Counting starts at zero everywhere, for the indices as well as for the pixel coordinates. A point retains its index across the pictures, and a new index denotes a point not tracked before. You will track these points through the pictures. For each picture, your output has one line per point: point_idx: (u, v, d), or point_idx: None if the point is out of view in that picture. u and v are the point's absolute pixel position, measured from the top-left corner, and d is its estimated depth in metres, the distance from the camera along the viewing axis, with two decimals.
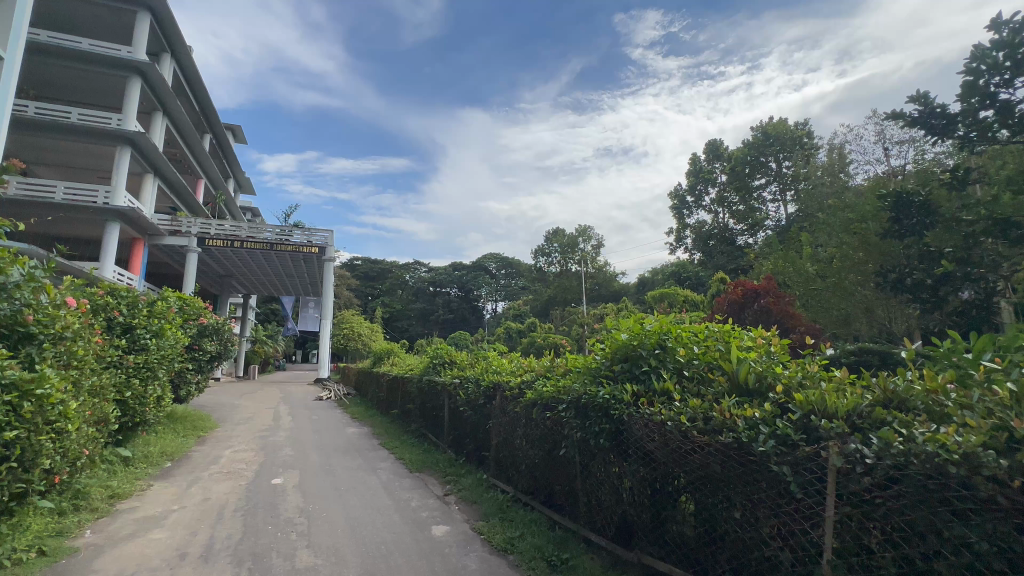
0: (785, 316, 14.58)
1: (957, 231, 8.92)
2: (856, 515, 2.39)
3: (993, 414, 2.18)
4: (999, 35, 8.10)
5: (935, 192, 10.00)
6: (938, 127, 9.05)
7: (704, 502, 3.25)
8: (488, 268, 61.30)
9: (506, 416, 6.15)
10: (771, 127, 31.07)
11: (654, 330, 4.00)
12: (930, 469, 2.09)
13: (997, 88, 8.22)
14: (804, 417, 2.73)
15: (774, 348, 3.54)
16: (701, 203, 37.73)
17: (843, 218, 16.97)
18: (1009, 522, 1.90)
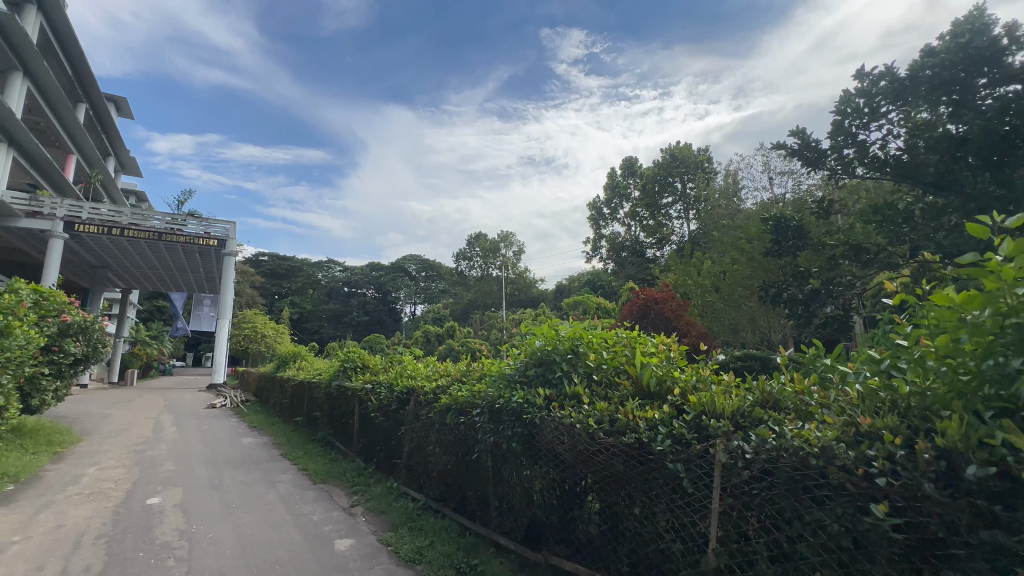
0: (682, 322, 16.06)
1: (824, 252, 10.34)
2: (736, 505, 2.63)
3: (845, 412, 2.53)
4: (861, 85, 9.56)
5: (807, 218, 11.50)
6: (811, 159, 10.41)
7: (607, 500, 3.41)
8: (408, 270, 59.73)
9: (419, 421, 6.00)
10: (678, 150, 33.84)
11: (568, 336, 4.15)
12: (796, 462, 2.36)
13: (857, 129, 9.66)
14: (696, 418, 2.98)
15: (673, 354, 3.83)
16: (615, 216, 40.03)
17: (735, 237, 18.84)
18: (854, 505, 2.18)
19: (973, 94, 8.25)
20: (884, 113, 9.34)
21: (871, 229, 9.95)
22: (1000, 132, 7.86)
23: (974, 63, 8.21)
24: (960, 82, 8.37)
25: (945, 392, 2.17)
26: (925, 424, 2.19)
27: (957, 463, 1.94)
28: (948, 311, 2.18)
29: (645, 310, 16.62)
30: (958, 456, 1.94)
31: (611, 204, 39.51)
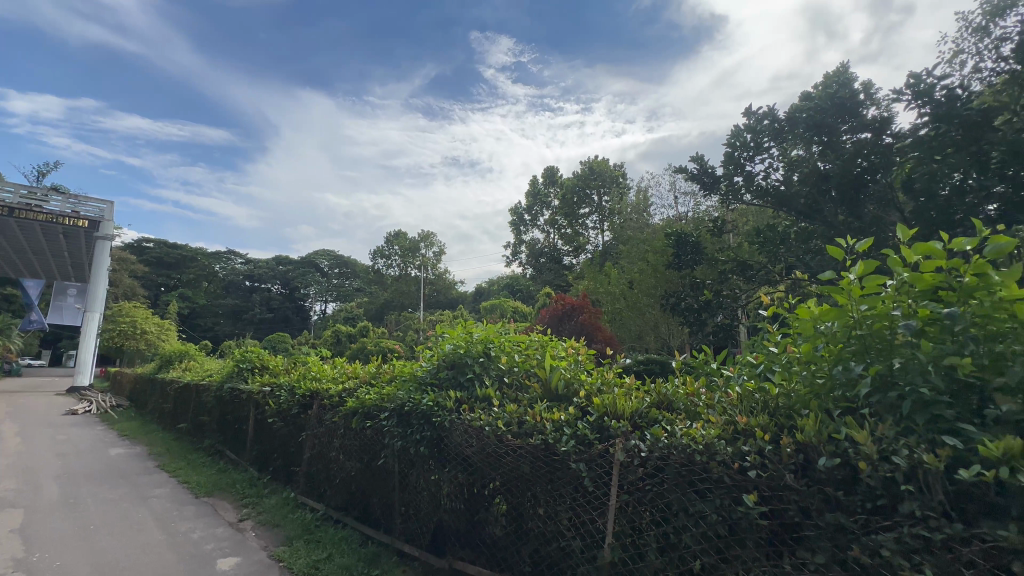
0: (595, 329, 16.67)
1: (716, 267, 11.44)
2: (631, 501, 2.78)
3: (726, 411, 2.78)
4: (748, 121, 10.73)
5: (703, 235, 12.65)
6: (707, 184, 11.50)
7: (514, 502, 3.45)
8: (319, 266, 56.34)
9: (322, 427, 5.63)
10: (596, 164, 35.58)
11: (481, 339, 4.17)
12: (684, 458, 2.56)
13: (745, 161, 10.83)
14: (599, 419, 3.13)
15: (581, 357, 3.99)
16: (536, 223, 41.10)
17: (643, 249, 20.20)
18: (730, 496, 2.39)
19: (836, 138, 9.62)
20: (767, 148, 10.55)
21: (754, 248, 11.17)
22: (856, 170, 9.24)
23: (839, 111, 9.56)
24: (827, 127, 9.67)
25: (807, 393, 2.49)
26: (789, 421, 2.48)
27: (811, 455, 2.23)
28: (810, 322, 2.51)
29: (563, 315, 17.39)
30: (813, 448, 2.22)
31: (532, 211, 40.58)
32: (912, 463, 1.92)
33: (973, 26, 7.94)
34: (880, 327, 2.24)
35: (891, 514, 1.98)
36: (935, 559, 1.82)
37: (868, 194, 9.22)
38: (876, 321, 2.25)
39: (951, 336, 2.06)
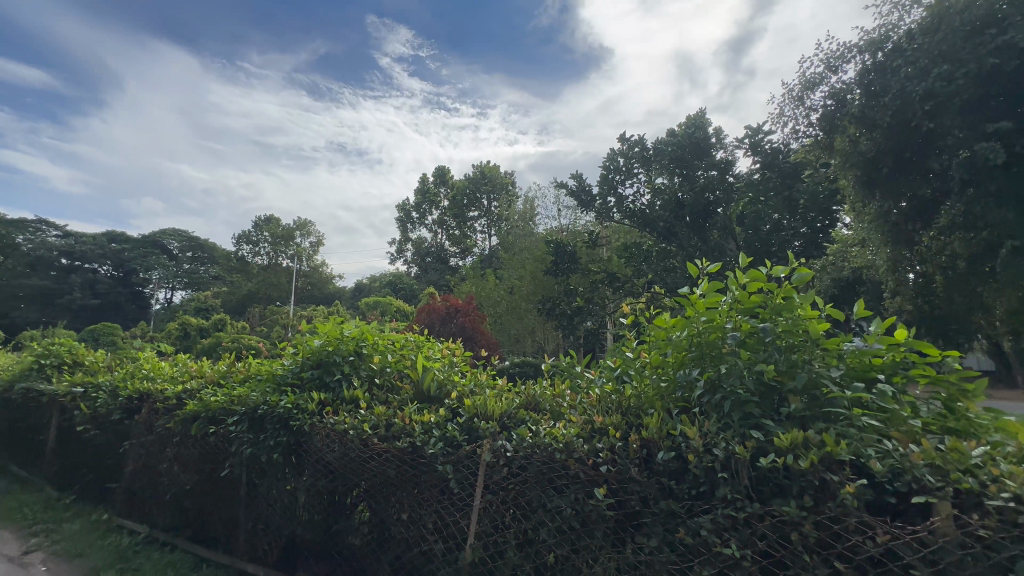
0: (474, 331, 16.89)
1: (589, 277, 12.35)
2: (494, 501, 2.83)
3: (586, 411, 2.99)
4: (623, 147, 11.81)
5: (579, 247, 13.58)
6: (584, 200, 12.39)
7: (376, 508, 3.30)
8: (166, 247, 48.55)
9: (152, 434, 4.80)
10: (487, 169, 36.11)
11: (352, 336, 3.95)
12: (545, 457, 2.68)
13: (618, 183, 11.87)
14: (469, 420, 3.15)
15: (456, 359, 3.98)
16: (424, 221, 40.37)
17: (525, 256, 21.00)
18: (583, 490, 2.57)
19: (692, 172, 11.01)
20: (636, 174, 11.68)
21: (622, 263, 12.30)
22: (705, 201, 10.62)
23: (695, 149, 10.96)
24: (686, 161, 11.00)
25: (653, 395, 2.79)
26: (637, 420, 2.75)
27: (652, 450, 2.50)
28: (662, 331, 2.82)
29: (446, 316, 17.33)
30: (655, 443, 2.50)
31: (421, 208, 39.95)
32: (727, 454, 2.25)
33: (793, 95, 9.71)
34: (713, 337, 2.59)
35: (709, 498, 2.30)
36: (739, 534, 2.14)
37: (713, 223, 10.73)
38: (712, 332, 2.60)
39: (763, 346, 2.45)
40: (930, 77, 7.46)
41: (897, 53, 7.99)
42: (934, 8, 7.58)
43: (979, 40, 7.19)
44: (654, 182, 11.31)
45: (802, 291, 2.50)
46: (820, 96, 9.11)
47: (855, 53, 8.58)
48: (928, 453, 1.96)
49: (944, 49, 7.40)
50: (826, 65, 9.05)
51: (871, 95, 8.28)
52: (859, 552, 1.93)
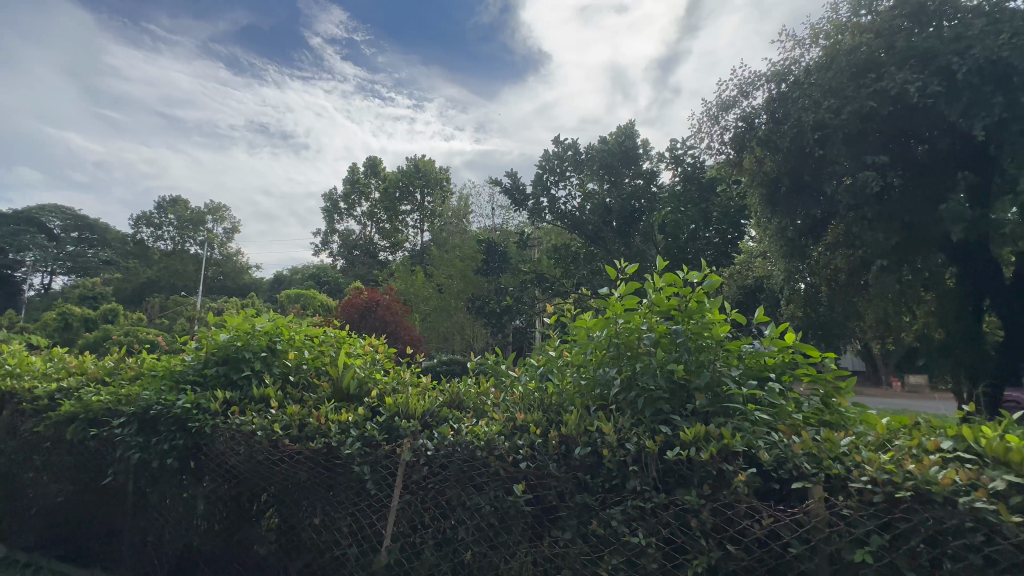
0: (396, 327, 16.82)
1: (518, 277, 12.52)
2: (412, 501, 2.78)
3: (509, 409, 3.03)
4: (557, 150, 12.08)
5: (511, 247, 13.76)
6: (517, 199, 12.51)
7: (286, 513, 3.11)
8: (45, 225, 42.55)
9: (14, 440, 4.16)
10: (422, 163, 35.28)
11: (265, 331, 3.67)
12: (466, 455, 2.68)
13: (551, 184, 12.13)
14: (389, 419, 3.05)
15: (379, 356, 3.84)
16: (352, 212, 38.68)
17: (457, 253, 20.82)
18: (503, 486, 2.60)
19: (620, 179, 11.50)
20: (568, 177, 12.00)
21: (551, 264, 12.58)
22: (631, 208, 11.12)
23: (624, 157, 11.44)
24: (614, 169, 11.48)
25: (574, 393, 2.88)
26: (557, 417, 2.82)
27: (571, 445, 2.58)
28: (585, 331, 2.91)
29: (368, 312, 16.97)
30: (572, 439, 2.58)
31: (350, 198, 38.31)
32: (639, 448, 2.39)
33: (710, 114, 10.48)
34: (631, 338, 2.72)
35: (621, 490, 2.42)
36: (646, 523, 2.27)
37: (637, 229, 11.28)
38: (630, 332, 2.73)
39: (675, 346, 2.62)
40: (821, 110, 8.42)
41: (796, 85, 8.98)
42: (827, 49, 8.55)
43: (862, 81, 8.11)
44: (585, 186, 11.69)
45: (710, 297, 2.70)
46: (733, 117, 9.94)
47: (763, 81, 9.47)
48: (808, 443, 2.20)
49: (833, 86, 8.37)
50: (739, 89, 9.89)
51: (775, 121, 9.29)
52: (748, 534, 2.11)
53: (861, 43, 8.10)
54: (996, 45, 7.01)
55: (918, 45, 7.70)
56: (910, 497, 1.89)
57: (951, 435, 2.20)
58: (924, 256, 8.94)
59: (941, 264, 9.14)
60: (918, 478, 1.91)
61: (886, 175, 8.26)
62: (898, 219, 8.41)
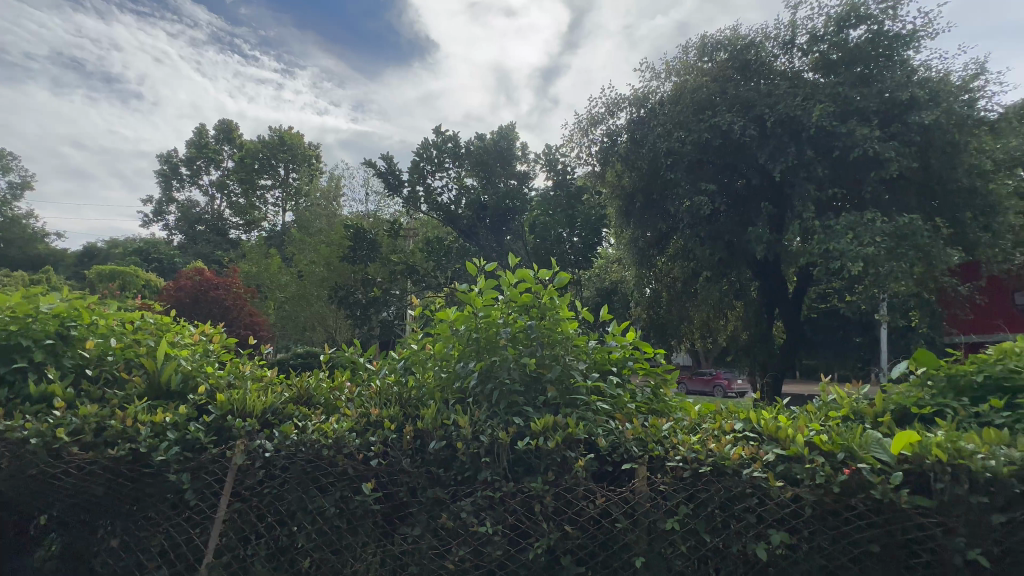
0: (238, 314, 15.19)
1: (388, 267, 12.06)
2: (243, 509, 2.48)
3: (363, 404, 2.87)
4: (436, 139, 11.89)
5: (382, 235, 13.21)
6: (391, 184, 12.03)
7: (75, 535, 2.58)
8: None
9: None
10: (288, 135, 31.79)
11: (54, 314, 2.93)
12: (311, 454, 2.47)
13: (427, 173, 11.89)
14: (220, 418, 2.65)
15: (213, 346, 3.32)
16: (197, 181, 33.40)
17: (322, 237, 19.24)
18: (351, 486, 2.46)
19: (495, 178, 11.57)
20: (445, 168, 11.88)
21: (423, 257, 12.37)
22: (505, 207, 11.32)
23: (500, 156, 11.54)
24: (489, 166, 11.55)
25: (434, 386, 2.87)
26: (415, 412, 2.77)
27: (425, 440, 2.55)
28: (447, 325, 2.91)
29: (202, 296, 14.97)
30: (428, 433, 2.56)
31: (194, 164, 32.99)
32: (492, 440, 2.45)
33: (581, 127, 11.28)
34: (491, 333, 2.81)
35: (472, 482, 2.45)
36: (494, 512, 2.35)
37: (509, 227, 11.59)
38: (489, 327, 2.80)
39: (529, 341, 2.76)
40: (669, 137, 9.64)
41: (652, 112, 10.16)
42: (677, 85, 9.81)
43: (701, 117, 9.45)
44: (462, 179, 11.70)
45: (561, 294, 2.89)
46: (599, 132, 10.85)
47: (626, 104, 10.50)
48: (638, 429, 2.47)
49: (679, 117, 9.62)
50: (606, 108, 10.82)
51: (634, 141, 10.40)
52: (583, 514, 2.30)
53: (702, 84, 9.47)
54: (794, 104, 8.73)
55: (743, 94, 9.23)
56: (709, 471, 2.24)
57: (742, 418, 2.66)
58: (737, 271, 10.75)
59: (749, 278, 11.08)
60: (716, 455, 2.26)
61: (715, 200, 9.76)
62: (721, 238, 10.00)
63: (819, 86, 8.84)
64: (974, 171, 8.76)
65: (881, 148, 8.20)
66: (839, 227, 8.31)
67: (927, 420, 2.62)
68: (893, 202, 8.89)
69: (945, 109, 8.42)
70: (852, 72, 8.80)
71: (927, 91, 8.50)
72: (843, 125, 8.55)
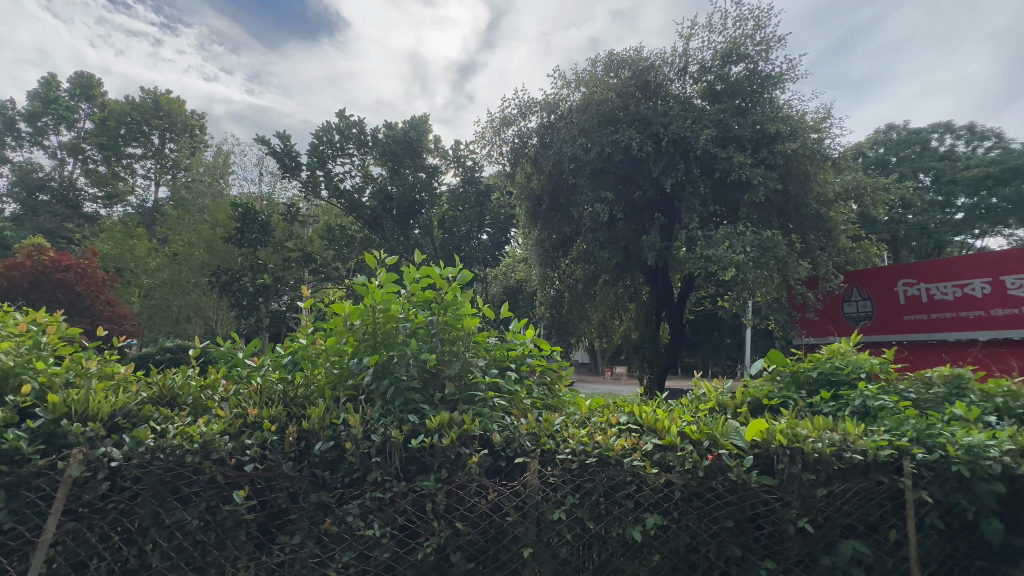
0: (92, 302, 13.08)
1: (281, 254, 11.17)
2: (79, 529, 2.11)
3: (240, 403, 2.60)
4: (340, 122, 11.23)
5: (276, 219, 12.17)
6: (288, 165, 11.12)
7: None
8: None
9: None
10: (165, 98, 27.90)
11: None
12: (171, 462, 2.17)
13: (329, 157, 11.18)
14: (51, 424, 2.22)
15: (47, 338, 2.77)
16: (40, 141, 28.03)
17: (204, 217, 17.23)
18: (219, 495, 2.21)
19: (403, 169, 11.12)
20: (349, 154, 11.26)
21: (323, 244, 11.64)
22: (412, 199, 10.92)
23: (409, 147, 11.15)
24: (397, 156, 11.08)
25: (325, 382, 2.71)
26: (301, 411, 2.57)
27: (310, 441, 2.38)
28: (341, 318, 2.76)
29: (44, 281, 12.63)
30: (314, 434, 2.39)
31: (37, 121, 27.64)
32: (384, 439, 2.36)
33: (493, 125, 11.35)
34: (389, 328, 2.71)
35: (361, 483, 2.34)
36: (383, 514, 2.26)
37: (417, 220, 11.20)
38: (387, 321, 2.70)
39: (429, 337, 2.71)
40: (575, 144, 10.09)
41: (561, 118, 10.57)
42: (584, 95, 10.29)
43: (604, 129, 10.07)
44: (368, 167, 11.17)
45: (464, 291, 2.85)
46: (511, 133, 11.03)
47: (537, 108, 10.81)
48: (532, 424, 2.54)
49: (585, 128, 10.13)
50: (518, 110, 11.01)
51: (542, 144, 10.80)
52: (475, 510, 2.30)
53: (607, 97, 10.06)
54: (684, 126, 9.63)
55: (642, 112, 9.95)
56: (595, 462, 2.38)
57: (627, 412, 2.86)
58: (631, 275, 11.58)
59: (641, 282, 11.99)
60: (601, 446, 2.42)
61: (614, 208, 10.43)
62: (617, 244, 10.70)
63: (705, 112, 9.84)
64: (819, 199, 10.36)
65: (751, 173, 9.36)
66: (716, 238, 9.34)
67: (774, 410, 3.03)
68: (760, 220, 10.19)
69: (801, 144, 9.85)
70: (732, 103, 9.94)
71: (789, 126, 9.86)
72: (724, 149, 9.62)
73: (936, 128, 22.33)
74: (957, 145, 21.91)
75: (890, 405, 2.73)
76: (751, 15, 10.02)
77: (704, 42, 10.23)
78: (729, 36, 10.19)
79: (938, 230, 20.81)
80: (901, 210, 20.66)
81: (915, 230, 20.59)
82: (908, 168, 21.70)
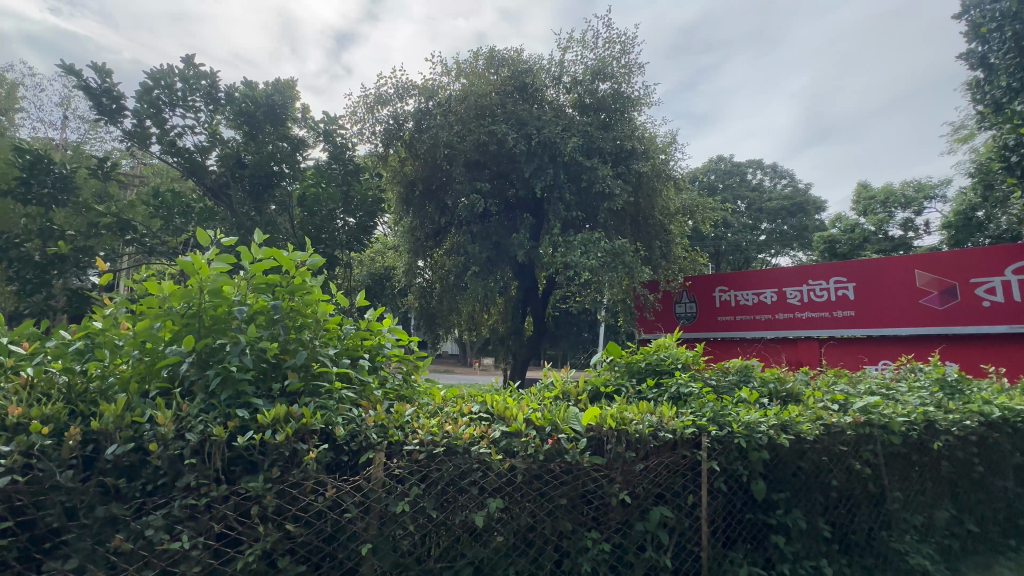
0: None
1: (86, 218, 9.23)
2: None
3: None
4: (183, 68, 9.54)
5: (83, 174, 9.90)
6: (105, 107, 9.09)
7: None
8: None
9: None
10: None
11: None
12: None
13: (164, 104, 9.41)
14: None
15: None
16: None
17: None
18: None
19: (259, 134, 9.85)
20: (193, 106, 9.63)
21: (148, 209, 9.78)
22: (268, 169, 9.67)
23: (270, 112, 9.93)
24: (255, 121, 9.81)
25: (130, 373, 2.28)
26: (91, 408, 2.13)
27: (101, 444, 1.99)
28: (157, 298, 2.35)
29: None
30: (107, 435, 1.99)
31: None
32: (202, 437, 2.06)
33: (366, 102, 10.74)
34: (221, 312, 2.38)
35: (168, 490, 2.02)
36: (194, 523, 1.98)
37: (272, 194, 9.97)
38: (217, 304, 2.37)
39: (271, 324, 2.45)
40: (452, 133, 10.09)
41: (439, 105, 10.45)
42: (464, 88, 10.29)
43: (481, 122, 10.19)
44: (217, 125, 9.69)
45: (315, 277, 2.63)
46: (386, 112, 10.52)
47: (414, 92, 10.52)
48: (380, 416, 2.45)
49: (463, 119, 10.14)
50: (395, 90, 10.57)
51: (418, 129, 10.60)
52: (310, 509, 2.14)
53: (490, 92, 10.30)
54: (555, 132, 10.14)
55: (518, 112, 10.26)
56: (443, 451, 2.38)
57: (479, 400, 2.92)
58: (500, 270, 11.93)
59: (510, 278, 12.39)
60: (450, 436, 2.43)
61: (486, 201, 10.68)
62: (489, 238, 10.97)
63: (575, 121, 10.54)
64: (663, 211, 11.86)
65: (610, 183, 10.31)
66: (575, 243, 10.12)
67: (609, 396, 3.39)
68: (614, 227, 11.32)
69: (651, 162, 11.15)
70: (598, 117, 10.80)
71: (642, 145, 11.07)
72: (589, 159, 10.41)
73: (751, 164, 27.13)
74: (764, 180, 26.91)
75: (696, 391, 3.24)
76: (618, 39, 10.98)
77: (578, 56, 10.94)
78: (599, 54, 11.04)
79: (748, 248, 25.31)
80: (723, 229, 24.66)
81: (732, 246, 24.78)
82: (730, 194, 26.02)
